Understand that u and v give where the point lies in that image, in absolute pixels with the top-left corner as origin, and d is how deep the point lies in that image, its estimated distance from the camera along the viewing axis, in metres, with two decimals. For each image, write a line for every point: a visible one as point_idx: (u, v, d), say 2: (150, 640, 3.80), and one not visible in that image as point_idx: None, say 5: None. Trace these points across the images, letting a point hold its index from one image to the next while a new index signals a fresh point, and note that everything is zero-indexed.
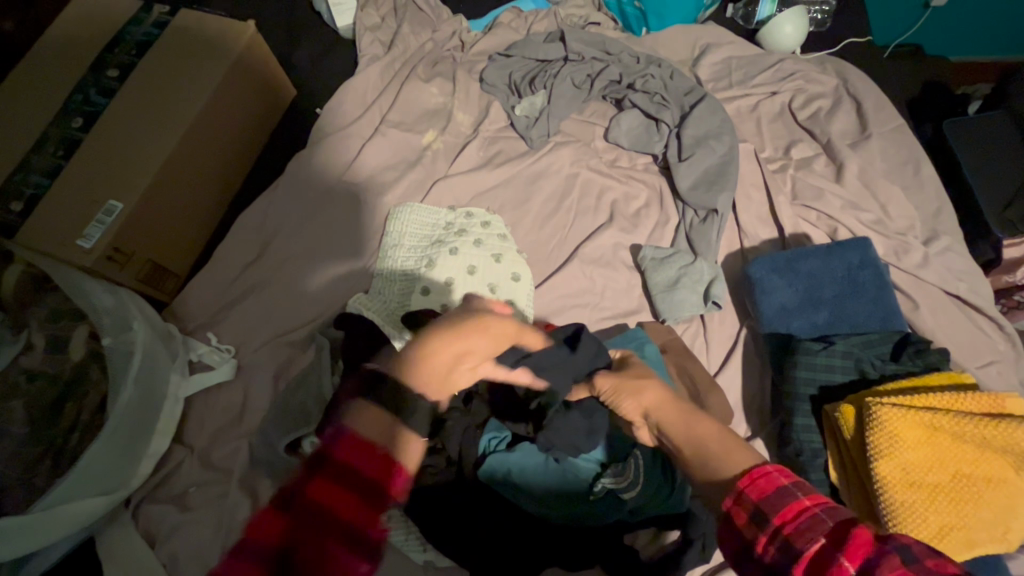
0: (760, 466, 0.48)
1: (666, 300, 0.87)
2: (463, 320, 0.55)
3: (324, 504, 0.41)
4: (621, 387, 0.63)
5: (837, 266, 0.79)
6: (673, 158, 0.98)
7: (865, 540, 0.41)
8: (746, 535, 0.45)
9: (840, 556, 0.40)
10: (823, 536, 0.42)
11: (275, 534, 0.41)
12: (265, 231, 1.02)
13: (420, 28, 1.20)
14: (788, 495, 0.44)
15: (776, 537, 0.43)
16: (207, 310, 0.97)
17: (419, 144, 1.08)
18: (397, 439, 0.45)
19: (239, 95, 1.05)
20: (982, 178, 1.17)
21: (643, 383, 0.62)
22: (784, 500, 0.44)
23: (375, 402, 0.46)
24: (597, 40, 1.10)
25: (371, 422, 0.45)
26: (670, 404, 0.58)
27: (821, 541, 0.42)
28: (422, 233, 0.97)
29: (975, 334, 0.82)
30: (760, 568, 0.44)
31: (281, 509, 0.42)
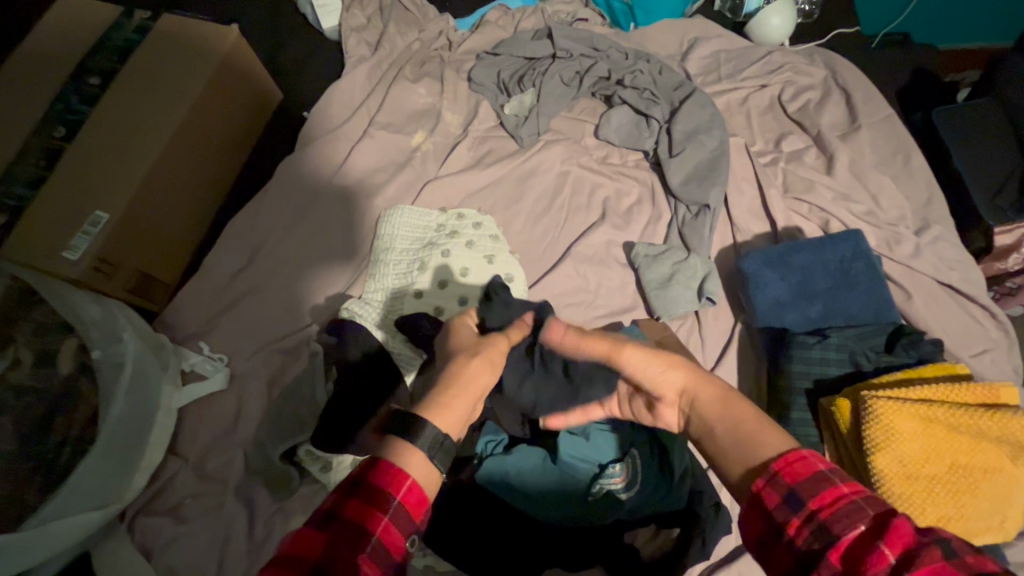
0: (794, 453, 0.49)
1: (661, 297, 0.87)
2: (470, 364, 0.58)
3: (359, 525, 0.44)
4: (650, 364, 0.61)
5: (829, 257, 0.79)
6: (664, 154, 0.98)
7: (905, 530, 0.41)
8: (777, 515, 0.46)
9: (879, 544, 0.40)
10: (863, 524, 0.42)
11: (309, 549, 0.42)
12: (255, 238, 1.01)
13: (406, 28, 1.20)
14: (825, 480, 0.45)
15: (810, 520, 0.44)
16: (198, 319, 0.96)
17: (409, 145, 1.07)
18: (421, 469, 0.49)
19: (224, 100, 1.04)
20: (971, 165, 1.18)
21: (670, 361, 0.60)
22: (820, 486, 0.45)
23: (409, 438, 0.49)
24: (584, 37, 1.09)
25: (400, 453, 0.49)
26: (698, 384, 0.59)
27: (860, 529, 0.42)
28: (414, 235, 0.96)
29: (968, 322, 0.83)
30: (792, 552, 0.44)
31: (316, 525, 0.44)
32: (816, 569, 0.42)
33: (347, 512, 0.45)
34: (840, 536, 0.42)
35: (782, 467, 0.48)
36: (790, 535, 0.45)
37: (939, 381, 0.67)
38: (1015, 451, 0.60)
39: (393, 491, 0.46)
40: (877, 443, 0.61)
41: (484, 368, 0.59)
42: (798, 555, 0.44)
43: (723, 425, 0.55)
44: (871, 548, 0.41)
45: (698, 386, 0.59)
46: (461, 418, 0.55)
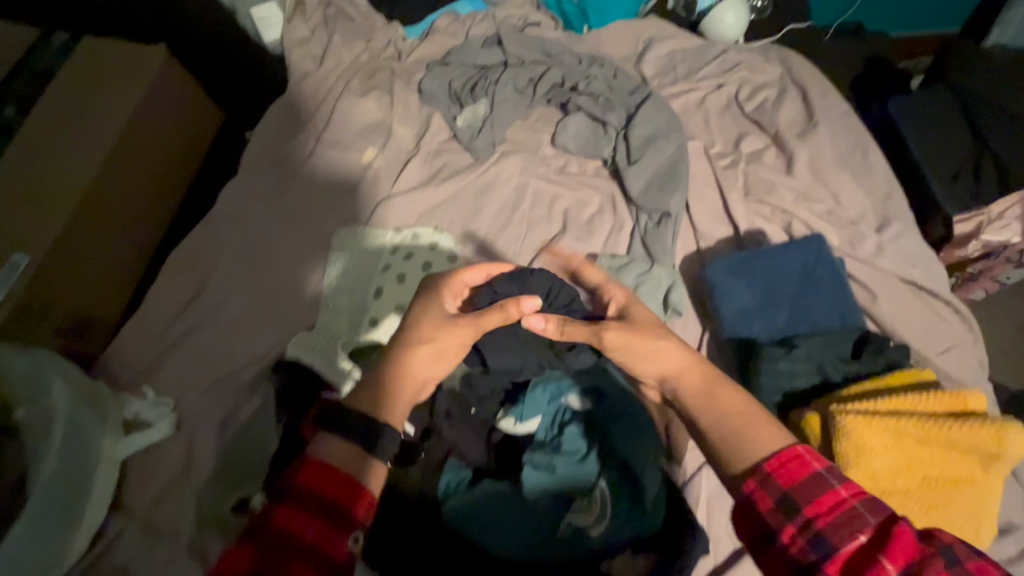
0: (784, 451, 0.50)
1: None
2: (409, 344, 0.59)
3: (290, 528, 0.47)
4: (640, 347, 0.61)
5: (793, 264, 0.76)
6: (623, 162, 0.95)
7: (907, 541, 0.43)
8: (772, 520, 0.47)
9: (881, 557, 0.42)
10: (860, 531, 0.44)
11: (242, 563, 0.45)
12: (202, 267, 0.94)
13: (353, 38, 1.16)
14: (823, 487, 0.46)
15: (807, 529, 0.45)
16: (141, 362, 0.88)
17: (360, 162, 1.02)
18: (356, 460, 0.51)
19: (163, 122, 0.97)
20: (930, 152, 1.18)
21: (662, 345, 0.60)
22: (819, 493, 0.46)
23: (337, 434, 0.51)
24: (536, 43, 1.06)
25: (334, 452, 0.51)
26: (688, 375, 0.59)
27: (858, 537, 0.44)
28: (367, 260, 0.91)
29: (932, 320, 0.82)
30: (787, 558, 0.46)
31: (248, 538, 0.46)
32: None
33: (279, 521, 0.47)
34: (839, 547, 0.43)
35: (783, 471, 0.48)
36: (784, 540, 0.46)
37: (909, 389, 0.65)
38: (986, 460, 0.59)
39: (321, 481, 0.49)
40: (849, 461, 0.59)
41: (426, 359, 0.59)
42: (794, 563, 0.45)
43: (742, 430, 0.52)
44: (873, 559, 0.43)
45: (691, 376, 0.58)
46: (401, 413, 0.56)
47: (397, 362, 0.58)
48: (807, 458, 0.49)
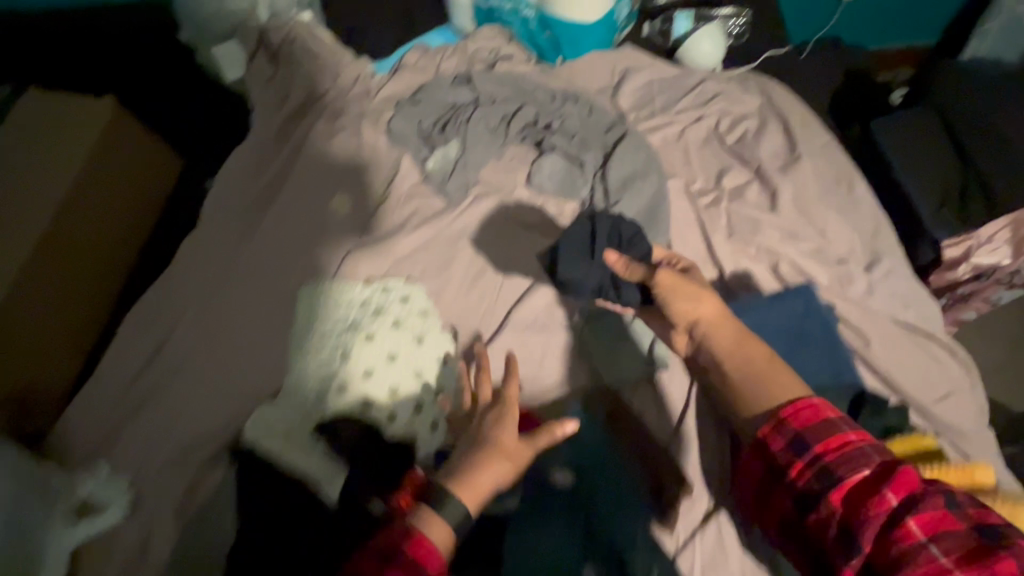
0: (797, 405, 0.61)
1: (607, 358, 0.83)
2: (483, 442, 0.68)
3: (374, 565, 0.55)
4: (682, 290, 0.72)
5: (780, 316, 0.73)
6: (601, 205, 0.91)
7: (908, 479, 0.53)
8: (783, 458, 0.58)
9: (884, 489, 0.53)
10: (865, 467, 0.55)
11: None
12: (160, 328, 0.88)
13: (318, 74, 1.09)
14: (833, 435, 0.57)
15: (813, 465, 0.57)
16: (96, 437, 0.82)
17: (327, 209, 0.97)
18: (426, 519, 0.59)
19: (117, 176, 0.92)
20: (918, 176, 1.15)
21: (699, 295, 0.72)
22: (829, 436, 0.57)
23: (426, 504, 0.61)
24: (507, 81, 1.03)
25: (418, 513, 0.60)
26: (718, 319, 0.70)
27: (863, 471, 0.55)
28: (333, 318, 0.86)
29: (928, 365, 0.78)
30: (795, 486, 0.58)
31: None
32: (819, 501, 0.55)
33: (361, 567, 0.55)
34: (842, 477, 0.55)
35: (802, 416, 0.59)
36: (794, 474, 0.58)
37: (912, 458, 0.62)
38: None
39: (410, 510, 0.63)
40: None
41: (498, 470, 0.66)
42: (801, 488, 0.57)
43: (749, 362, 0.67)
44: (877, 491, 0.53)
45: (721, 320, 0.70)
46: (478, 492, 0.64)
47: (471, 463, 0.66)
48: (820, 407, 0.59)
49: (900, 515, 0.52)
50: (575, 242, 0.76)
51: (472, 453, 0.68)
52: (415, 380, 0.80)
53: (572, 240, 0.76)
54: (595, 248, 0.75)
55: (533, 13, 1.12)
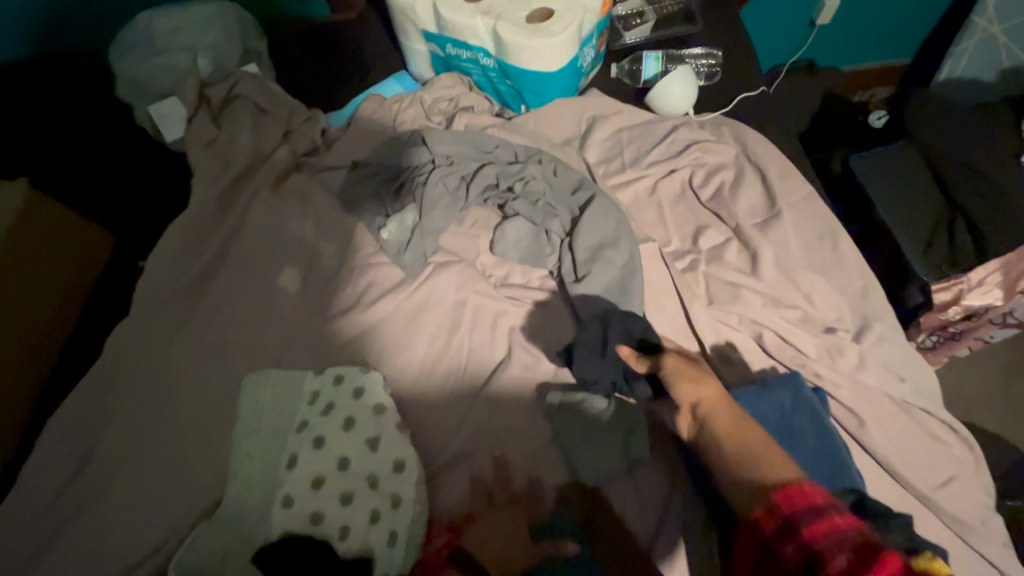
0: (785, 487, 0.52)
1: (588, 464, 0.74)
2: (500, 508, 0.72)
3: None
4: (688, 373, 0.68)
5: (767, 409, 0.66)
6: (570, 276, 0.84)
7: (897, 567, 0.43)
8: (773, 540, 0.50)
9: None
10: (852, 553, 0.45)
11: None
12: (88, 430, 0.80)
13: (265, 133, 1.02)
14: (824, 514, 0.48)
15: (801, 547, 0.48)
16: (16, 564, 0.73)
17: (276, 287, 0.89)
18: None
19: (34, 265, 0.83)
20: (897, 216, 1.12)
21: (704, 377, 0.67)
22: (819, 518, 0.48)
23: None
24: (465, 137, 0.94)
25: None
26: (720, 403, 0.64)
27: (850, 557, 0.45)
28: (277, 416, 0.77)
29: (928, 446, 0.72)
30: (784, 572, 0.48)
31: None
32: None
33: None
34: (827, 561, 0.45)
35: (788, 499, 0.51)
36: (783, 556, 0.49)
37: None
38: None
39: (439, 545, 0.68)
40: None
41: (515, 527, 0.69)
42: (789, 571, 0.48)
43: (752, 444, 0.59)
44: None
45: (724, 404, 0.64)
46: (500, 559, 0.67)
47: (490, 527, 0.70)
48: (809, 488, 0.51)
49: None
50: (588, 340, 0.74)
51: (492, 517, 0.71)
52: (370, 490, 0.71)
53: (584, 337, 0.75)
54: (609, 350, 0.73)
55: (492, 62, 1.04)
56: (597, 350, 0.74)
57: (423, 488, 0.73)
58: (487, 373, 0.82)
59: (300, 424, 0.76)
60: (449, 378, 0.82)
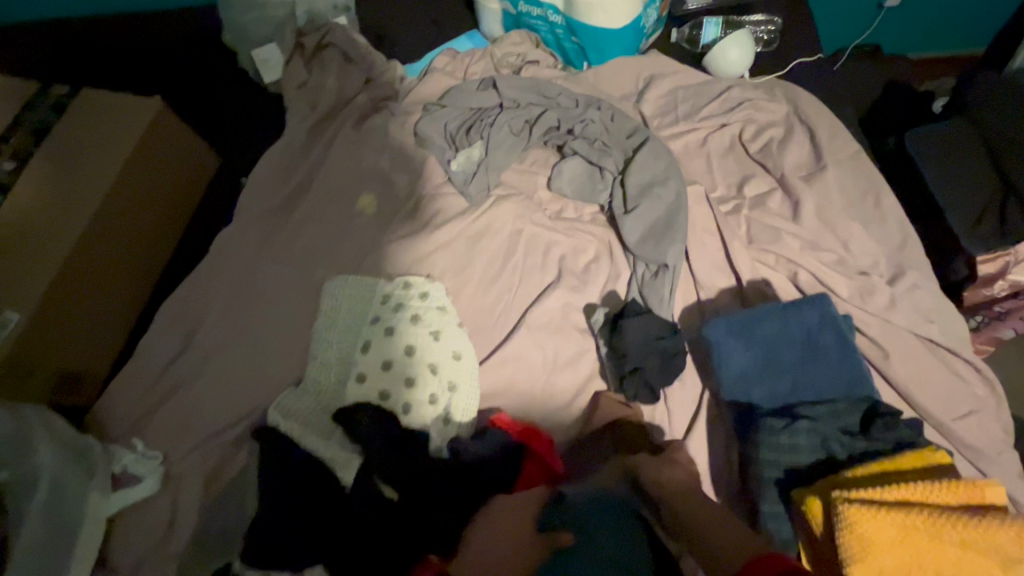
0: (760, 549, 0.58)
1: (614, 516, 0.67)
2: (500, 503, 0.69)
3: None
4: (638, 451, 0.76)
5: (796, 326, 0.72)
6: (619, 210, 0.92)
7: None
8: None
9: None
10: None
11: None
12: (193, 317, 0.93)
13: (351, 80, 1.13)
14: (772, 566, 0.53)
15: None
16: (132, 414, 0.87)
17: (353, 209, 1.00)
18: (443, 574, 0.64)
19: (156, 171, 0.96)
20: (951, 192, 1.10)
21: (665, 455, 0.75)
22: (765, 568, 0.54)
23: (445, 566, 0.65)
24: (532, 84, 1.04)
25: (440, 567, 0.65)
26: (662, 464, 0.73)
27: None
28: (353, 310, 0.89)
29: (950, 383, 0.77)
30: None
31: None
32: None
33: None
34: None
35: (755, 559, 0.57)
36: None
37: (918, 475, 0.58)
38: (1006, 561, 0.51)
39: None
40: (853, 554, 0.52)
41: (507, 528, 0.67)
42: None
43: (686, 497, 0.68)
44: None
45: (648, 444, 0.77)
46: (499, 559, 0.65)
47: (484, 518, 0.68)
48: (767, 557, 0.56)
49: None
50: (643, 327, 0.78)
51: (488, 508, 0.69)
52: (431, 375, 0.82)
53: (642, 323, 0.79)
54: (658, 341, 0.78)
55: (560, 19, 1.12)
56: (646, 340, 0.78)
57: (477, 378, 0.83)
58: (537, 293, 0.91)
59: (373, 318, 0.87)
60: (503, 295, 0.91)
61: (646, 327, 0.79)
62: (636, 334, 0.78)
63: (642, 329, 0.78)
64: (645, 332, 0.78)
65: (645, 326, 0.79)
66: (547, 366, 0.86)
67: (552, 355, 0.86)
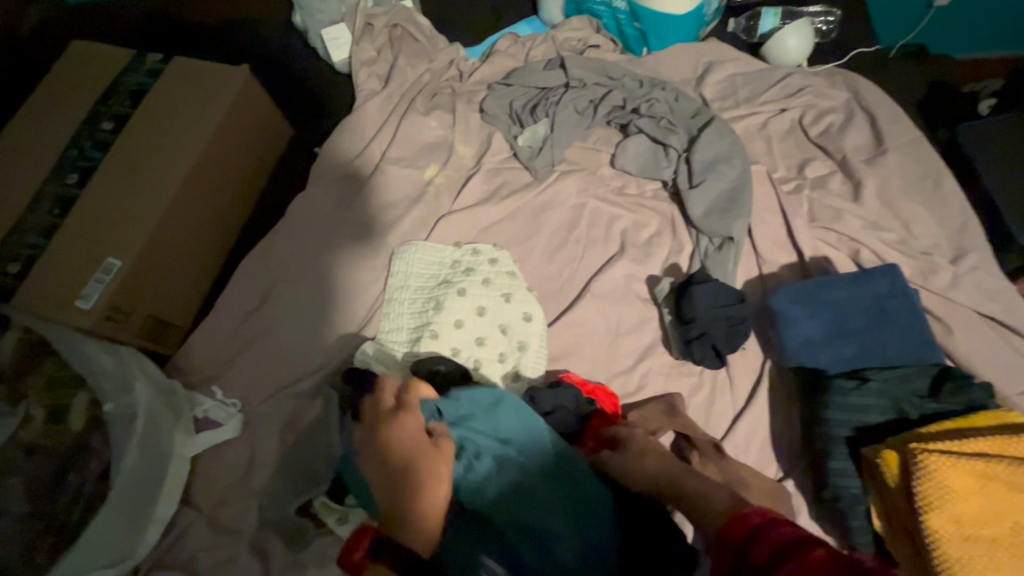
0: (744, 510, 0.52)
1: (512, 411, 0.72)
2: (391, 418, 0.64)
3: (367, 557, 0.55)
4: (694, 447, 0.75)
5: (864, 294, 0.75)
6: (684, 185, 0.95)
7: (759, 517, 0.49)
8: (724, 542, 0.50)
9: (769, 530, 0.47)
10: (762, 529, 0.48)
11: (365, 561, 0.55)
12: (271, 275, 0.98)
13: (417, 59, 1.15)
14: (752, 525, 0.49)
15: (729, 541, 0.50)
16: (213, 364, 0.92)
17: (421, 179, 1.03)
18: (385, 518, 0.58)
19: (239, 137, 1.02)
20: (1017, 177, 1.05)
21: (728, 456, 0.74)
22: (742, 527, 0.49)
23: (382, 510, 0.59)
24: (596, 65, 1.07)
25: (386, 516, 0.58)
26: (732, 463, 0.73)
27: (763, 529, 0.48)
28: (427, 273, 0.94)
29: (1013, 359, 0.79)
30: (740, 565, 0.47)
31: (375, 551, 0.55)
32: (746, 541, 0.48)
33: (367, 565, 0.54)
34: (755, 534, 0.47)
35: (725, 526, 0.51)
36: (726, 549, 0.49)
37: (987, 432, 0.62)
38: None
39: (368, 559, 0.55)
40: (930, 499, 0.56)
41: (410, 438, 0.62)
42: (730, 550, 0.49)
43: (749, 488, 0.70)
44: (763, 532, 0.47)
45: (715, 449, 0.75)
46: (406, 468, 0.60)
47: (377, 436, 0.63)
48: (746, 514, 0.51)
49: (764, 532, 0.47)
50: (710, 294, 0.82)
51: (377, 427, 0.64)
52: (502, 335, 0.87)
53: (710, 291, 0.82)
54: (725, 308, 0.82)
55: (624, 5, 1.16)
56: (711, 307, 0.82)
57: (545, 338, 0.88)
58: (600, 262, 0.94)
59: (446, 280, 0.92)
60: (568, 265, 0.94)
61: (712, 295, 0.82)
62: (702, 300, 0.82)
63: (710, 298, 0.82)
64: (711, 299, 0.82)
65: (710, 294, 0.82)
66: (612, 332, 0.89)
67: (617, 323, 0.89)
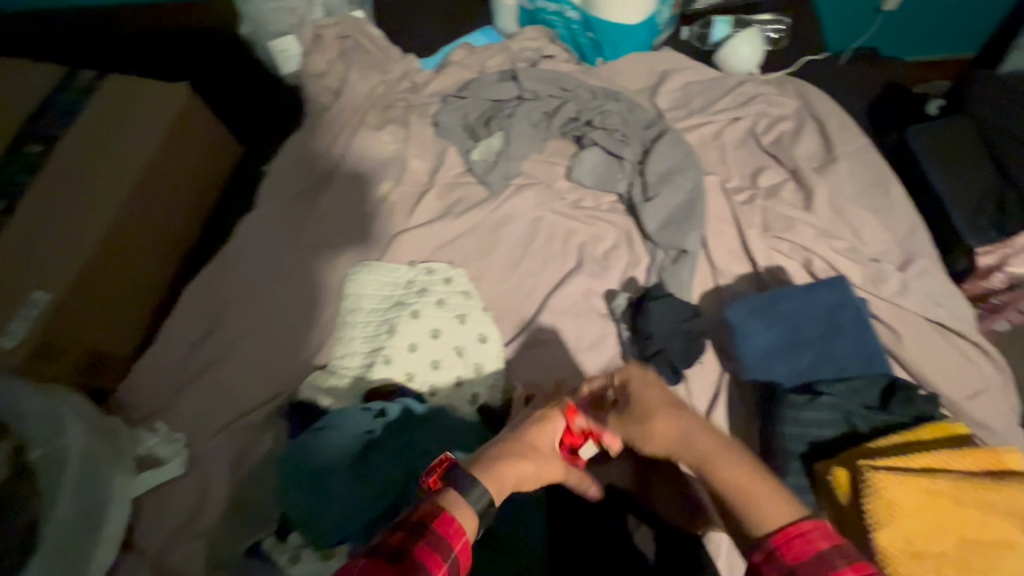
0: (797, 523, 0.46)
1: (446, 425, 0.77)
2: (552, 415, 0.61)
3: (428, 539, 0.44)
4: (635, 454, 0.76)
5: (815, 307, 0.75)
6: (639, 198, 0.95)
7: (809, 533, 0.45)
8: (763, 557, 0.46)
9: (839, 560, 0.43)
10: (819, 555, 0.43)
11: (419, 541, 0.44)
12: (217, 302, 0.93)
13: (369, 70, 1.11)
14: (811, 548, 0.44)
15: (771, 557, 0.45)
16: (157, 397, 0.87)
17: (373, 196, 1.00)
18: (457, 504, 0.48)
19: (181, 157, 0.98)
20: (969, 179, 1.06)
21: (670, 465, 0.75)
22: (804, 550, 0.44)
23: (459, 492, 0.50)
24: (550, 76, 1.06)
25: (451, 501, 0.48)
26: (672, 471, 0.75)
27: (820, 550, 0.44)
28: (379, 295, 0.91)
29: (960, 364, 0.80)
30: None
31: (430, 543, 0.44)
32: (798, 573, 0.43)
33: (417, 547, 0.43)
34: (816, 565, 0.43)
35: (778, 542, 0.46)
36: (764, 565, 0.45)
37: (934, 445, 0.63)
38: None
39: (451, 541, 0.45)
40: (880, 517, 0.56)
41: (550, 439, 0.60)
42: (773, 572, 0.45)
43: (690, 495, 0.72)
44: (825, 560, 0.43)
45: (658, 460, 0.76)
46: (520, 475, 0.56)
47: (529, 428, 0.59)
48: (807, 527, 0.45)
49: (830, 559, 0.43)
50: (665, 310, 0.82)
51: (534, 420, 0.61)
52: (457, 358, 0.85)
53: (664, 307, 0.82)
54: (681, 323, 0.81)
55: (577, 15, 1.15)
56: (665, 323, 0.82)
57: (502, 358, 0.86)
58: (557, 277, 0.93)
59: (399, 301, 0.90)
60: (525, 281, 0.93)
61: (667, 310, 0.82)
62: (657, 315, 0.82)
63: (664, 313, 0.82)
64: (666, 314, 0.82)
65: (665, 309, 0.82)
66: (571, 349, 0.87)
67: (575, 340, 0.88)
